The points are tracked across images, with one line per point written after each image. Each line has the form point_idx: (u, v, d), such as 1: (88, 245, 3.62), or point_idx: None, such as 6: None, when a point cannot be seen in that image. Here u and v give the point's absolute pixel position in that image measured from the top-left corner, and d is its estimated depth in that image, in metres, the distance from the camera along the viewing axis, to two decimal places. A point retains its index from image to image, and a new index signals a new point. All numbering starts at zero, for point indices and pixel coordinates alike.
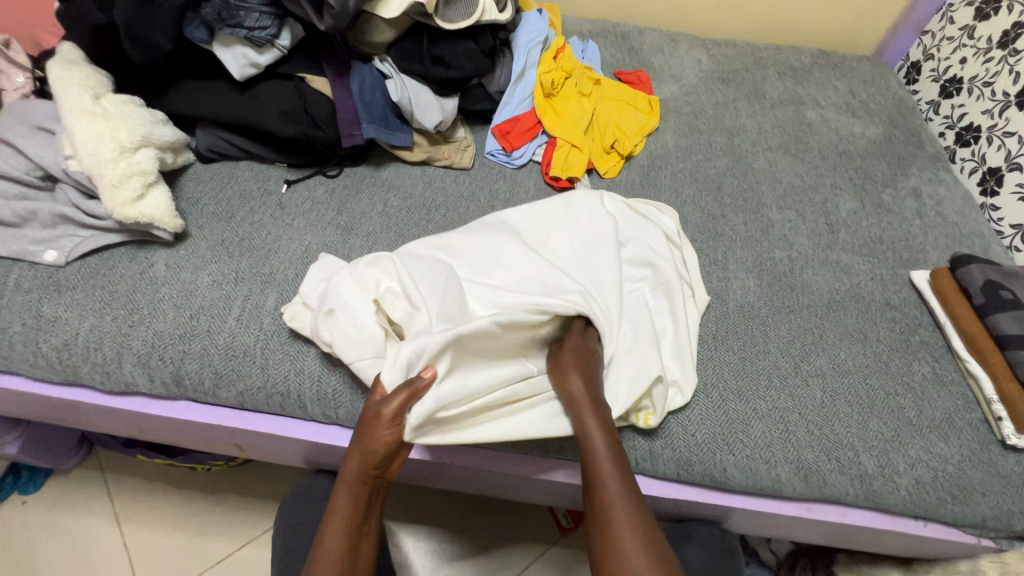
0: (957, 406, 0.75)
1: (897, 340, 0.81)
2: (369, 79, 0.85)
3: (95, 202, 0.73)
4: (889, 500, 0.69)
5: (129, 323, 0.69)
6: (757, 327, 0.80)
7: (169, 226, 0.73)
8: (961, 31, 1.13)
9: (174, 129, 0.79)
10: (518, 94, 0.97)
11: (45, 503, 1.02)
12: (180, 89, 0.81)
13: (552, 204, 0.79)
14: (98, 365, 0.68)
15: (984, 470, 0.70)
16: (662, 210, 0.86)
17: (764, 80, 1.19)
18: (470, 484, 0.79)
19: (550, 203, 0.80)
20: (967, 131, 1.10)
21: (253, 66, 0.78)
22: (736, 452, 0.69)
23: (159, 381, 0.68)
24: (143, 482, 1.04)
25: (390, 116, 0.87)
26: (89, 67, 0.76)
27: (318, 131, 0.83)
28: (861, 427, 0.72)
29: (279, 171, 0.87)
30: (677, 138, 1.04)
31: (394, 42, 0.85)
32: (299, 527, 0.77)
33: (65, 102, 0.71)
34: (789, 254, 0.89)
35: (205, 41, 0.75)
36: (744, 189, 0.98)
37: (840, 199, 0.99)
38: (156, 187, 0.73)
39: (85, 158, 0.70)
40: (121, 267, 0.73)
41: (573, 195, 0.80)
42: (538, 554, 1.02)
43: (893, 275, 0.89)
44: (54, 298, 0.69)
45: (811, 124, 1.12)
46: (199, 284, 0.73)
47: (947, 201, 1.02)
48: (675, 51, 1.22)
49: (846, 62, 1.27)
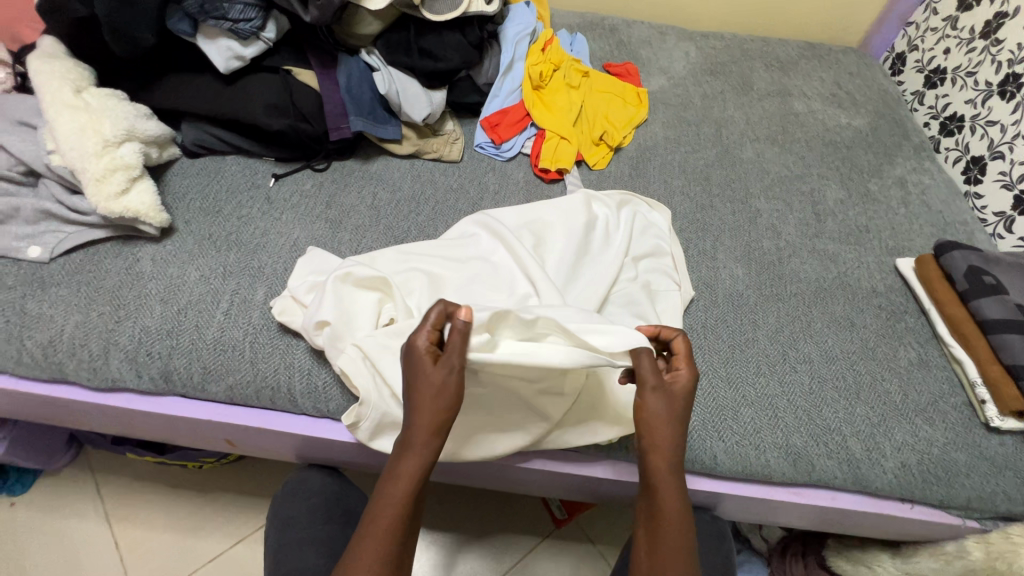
0: (941, 390, 0.76)
1: (883, 326, 0.82)
2: (356, 71, 0.84)
3: (79, 197, 0.72)
4: (876, 484, 0.70)
5: (115, 319, 0.68)
6: (745, 315, 0.81)
7: (154, 221, 0.72)
8: (944, 22, 1.14)
9: (159, 123, 0.79)
10: (506, 87, 0.97)
11: (34, 504, 1.01)
12: (165, 82, 0.80)
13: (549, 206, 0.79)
14: (84, 361, 0.67)
15: (969, 452, 0.72)
16: (653, 206, 0.87)
17: (752, 72, 1.20)
18: (468, 477, 0.79)
19: (549, 205, 0.80)
20: (951, 121, 1.11)
21: (238, 58, 0.77)
22: (725, 438, 0.70)
23: (147, 377, 0.68)
24: (133, 481, 1.04)
25: (378, 109, 0.86)
26: (72, 62, 0.75)
27: (306, 124, 0.83)
28: (849, 412, 0.73)
29: (266, 165, 0.87)
30: (665, 129, 1.05)
31: (381, 34, 0.85)
32: (292, 523, 0.77)
33: (47, 97, 0.70)
34: (777, 243, 0.90)
35: (190, 33, 0.74)
36: (733, 179, 0.98)
37: (826, 189, 1.00)
38: (141, 182, 0.73)
39: (67, 153, 0.69)
40: (107, 263, 0.72)
41: (569, 197, 0.81)
42: (532, 546, 1.03)
43: (878, 262, 0.90)
44: (39, 295, 0.69)
45: (798, 115, 1.13)
46: (186, 279, 0.72)
47: (932, 189, 1.03)
48: (663, 44, 1.22)
49: (832, 53, 1.28)
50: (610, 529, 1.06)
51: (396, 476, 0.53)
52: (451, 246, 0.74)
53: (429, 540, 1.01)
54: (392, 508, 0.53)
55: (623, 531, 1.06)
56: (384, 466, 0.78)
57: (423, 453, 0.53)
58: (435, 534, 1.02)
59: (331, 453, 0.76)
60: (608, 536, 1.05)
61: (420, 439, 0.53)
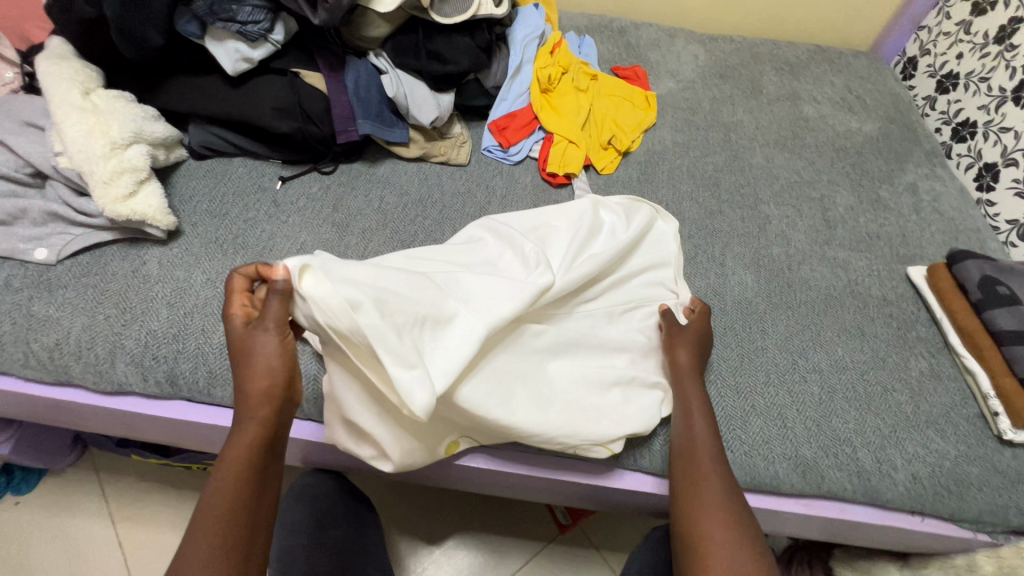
0: (954, 401, 0.75)
1: (894, 336, 0.81)
2: (364, 74, 0.84)
3: (86, 200, 0.72)
4: (887, 496, 0.69)
5: (121, 322, 0.68)
6: (754, 323, 0.80)
7: (161, 224, 0.72)
8: (957, 26, 1.13)
9: (166, 125, 0.78)
10: (514, 90, 0.96)
11: (39, 504, 1.01)
12: (173, 84, 0.79)
13: (555, 213, 0.79)
14: (90, 364, 0.67)
15: (981, 465, 0.71)
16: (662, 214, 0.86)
17: (761, 76, 1.19)
18: (473, 484, 0.79)
19: (555, 211, 0.80)
20: (964, 126, 1.10)
21: (246, 61, 0.77)
22: (734, 448, 0.69)
23: (152, 381, 0.68)
24: (137, 482, 1.04)
25: (386, 112, 0.86)
26: (80, 63, 0.75)
27: (313, 127, 0.83)
28: (859, 423, 0.72)
29: (273, 168, 0.86)
30: (674, 133, 1.04)
31: (389, 37, 0.84)
32: (296, 528, 0.77)
33: (55, 98, 0.70)
34: (787, 250, 0.89)
35: (198, 35, 0.74)
36: (742, 185, 0.97)
37: (836, 195, 0.99)
38: (148, 184, 0.72)
39: (75, 155, 0.68)
40: (114, 265, 0.72)
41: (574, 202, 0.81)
42: (535, 551, 1.02)
43: (889, 270, 0.89)
44: (46, 297, 0.68)
45: (808, 119, 1.12)
46: (193, 283, 0.72)
47: (944, 196, 1.02)
48: (672, 46, 1.21)
49: (843, 57, 1.27)
50: (613, 535, 1.06)
51: (227, 457, 0.52)
52: (457, 250, 0.74)
53: (432, 544, 1.01)
54: (225, 483, 0.51)
55: (627, 537, 1.05)
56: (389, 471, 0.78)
57: (252, 425, 0.53)
58: (438, 538, 1.01)
59: (336, 458, 0.76)
60: (612, 541, 1.05)
61: (252, 409, 0.53)
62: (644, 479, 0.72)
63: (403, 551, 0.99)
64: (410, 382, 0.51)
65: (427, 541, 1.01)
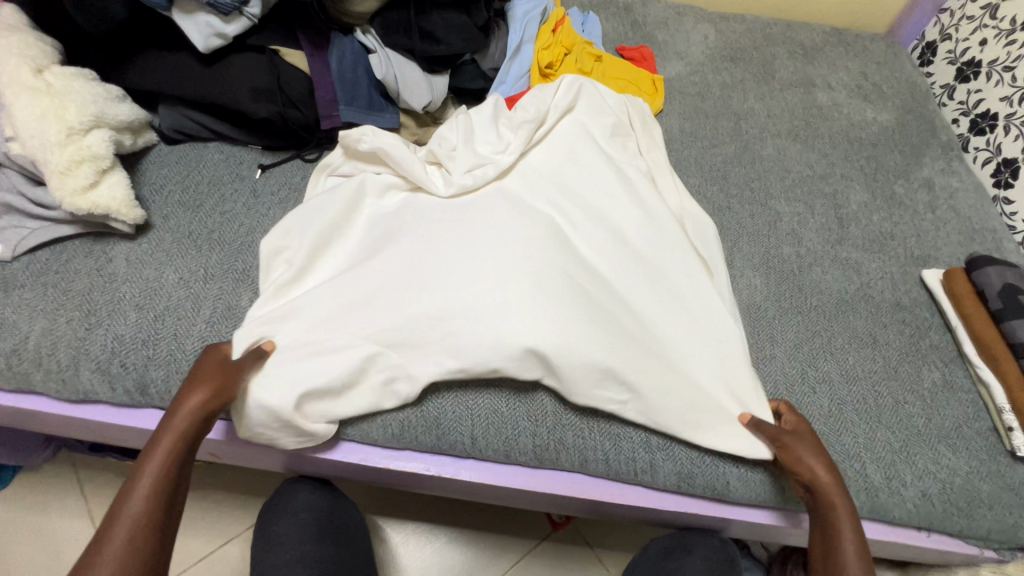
0: (966, 414, 0.73)
1: (907, 344, 0.78)
2: (349, 52, 0.77)
3: (42, 190, 0.65)
4: (894, 513, 0.67)
5: (85, 327, 0.63)
6: (762, 329, 0.76)
7: (128, 218, 0.66)
8: (982, 10, 1.06)
9: (132, 105, 0.71)
10: (514, 72, 0.89)
11: (11, 503, 0.95)
12: (138, 59, 0.72)
13: (631, 219, 0.76)
14: (52, 372, 0.62)
15: (993, 482, 0.68)
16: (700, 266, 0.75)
17: (773, 59, 1.12)
18: (460, 492, 0.75)
19: (628, 217, 0.76)
20: (983, 118, 1.05)
21: (218, 36, 0.69)
22: (740, 464, 0.66)
23: (122, 390, 0.63)
24: (115, 479, 0.98)
25: (375, 96, 0.80)
26: (32, 35, 0.67)
27: (295, 111, 0.76)
28: (869, 437, 0.69)
29: (253, 154, 0.80)
30: (681, 121, 0.98)
31: (378, 12, 0.77)
32: (280, 541, 0.74)
33: (2, 76, 0.62)
34: (798, 251, 0.85)
35: (164, 6, 0.66)
36: (752, 179, 0.92)
37: (850, 191, 0.94)
38: (112, 174, 0.66)
39: (28, 141, 0.62)
40: (76, 263, 0.66)
41: (642, 232, 0.75)
42: (529, 548, 1.00)
43: (903, 273, 0.85)
44: (1, 299, 0.63)
45: (821, 108, 1.06)
46: (164, 282, 0.66)
47: (960, 194, 0.97)
48: (681, 25, 1.13)
49: (859, 40, 1.20)
50: (609, 533, 1.03)
51: (115, 520, 0.48)
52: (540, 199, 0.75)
53: (424, 542, 0.98)
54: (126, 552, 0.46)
55: (624, 535, 1.03)
56: (375, 479, 0.74)
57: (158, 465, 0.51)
58: (429, 536, 0.99)
59: (322, 467, 0.73)
60: (607, 540, 1.03)
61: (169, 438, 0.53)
62: (644, 493, 0.68)
63: (391, 550, 0.97)
64: (386, 140, 0.72)
65: (419, 538, 0.99)
